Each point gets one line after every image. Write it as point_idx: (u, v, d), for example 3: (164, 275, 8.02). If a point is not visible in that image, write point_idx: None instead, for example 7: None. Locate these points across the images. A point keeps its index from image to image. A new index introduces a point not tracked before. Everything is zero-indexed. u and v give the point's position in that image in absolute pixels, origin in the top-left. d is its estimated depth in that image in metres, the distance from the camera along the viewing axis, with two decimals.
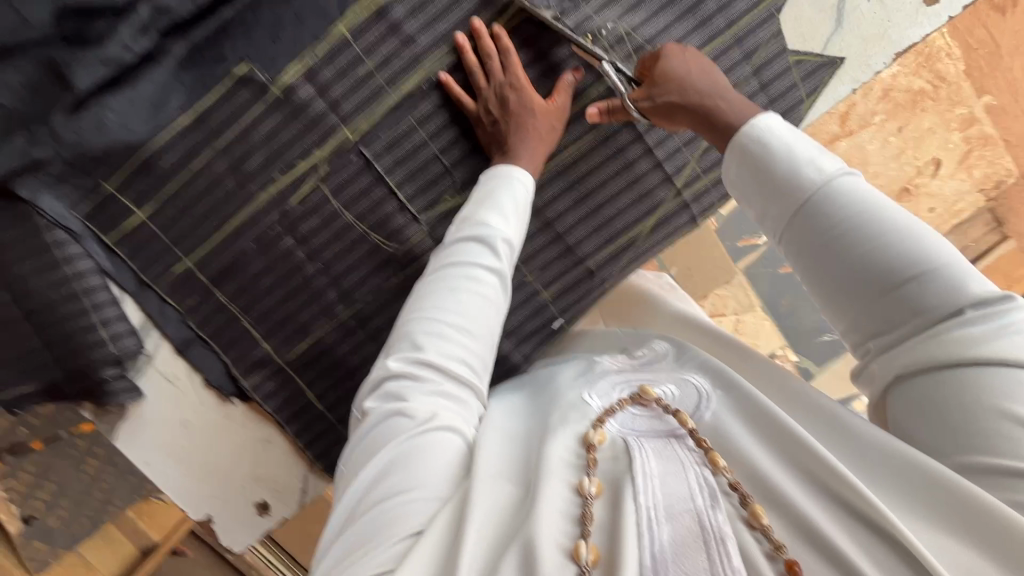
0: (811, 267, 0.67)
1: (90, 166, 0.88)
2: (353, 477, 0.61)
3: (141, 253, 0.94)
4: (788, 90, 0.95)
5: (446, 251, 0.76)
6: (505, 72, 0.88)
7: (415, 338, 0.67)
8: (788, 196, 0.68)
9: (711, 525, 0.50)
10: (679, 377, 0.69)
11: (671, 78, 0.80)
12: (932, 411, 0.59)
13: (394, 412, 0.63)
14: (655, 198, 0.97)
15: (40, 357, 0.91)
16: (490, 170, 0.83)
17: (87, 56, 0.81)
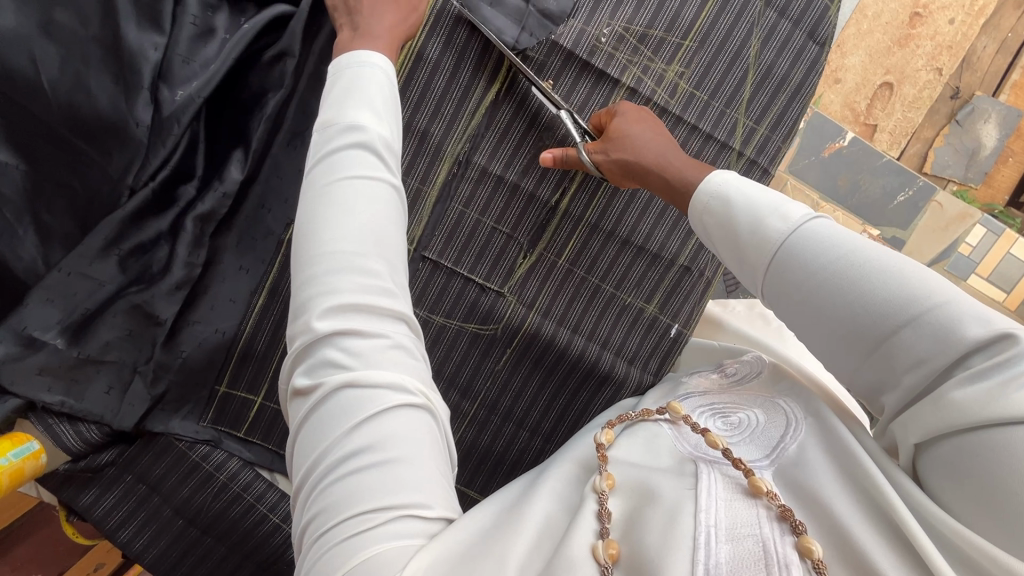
0: (798, 324, 0.58)
1: (201, 378, 0.92)
2: (313, 471, 0.49)
3: (273, 433, 0.96)
4: (809, 5, 0.90)
5: (324, 170, 0.58)
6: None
7: (329, 284, 0.52)
8: (754, 254, 0.59)
9: (776, 552, 0.47)
10: (767, 402, 0.62)
11: (630, 138, 0.77)
12: (965, 480, 0.47)
13: (345, 384, 0.49)
14: (721, 166, 0.90)
15: (230, 562, 0.95)
16: (349, 59, 0.63)
17: (163, 288, 0.86)
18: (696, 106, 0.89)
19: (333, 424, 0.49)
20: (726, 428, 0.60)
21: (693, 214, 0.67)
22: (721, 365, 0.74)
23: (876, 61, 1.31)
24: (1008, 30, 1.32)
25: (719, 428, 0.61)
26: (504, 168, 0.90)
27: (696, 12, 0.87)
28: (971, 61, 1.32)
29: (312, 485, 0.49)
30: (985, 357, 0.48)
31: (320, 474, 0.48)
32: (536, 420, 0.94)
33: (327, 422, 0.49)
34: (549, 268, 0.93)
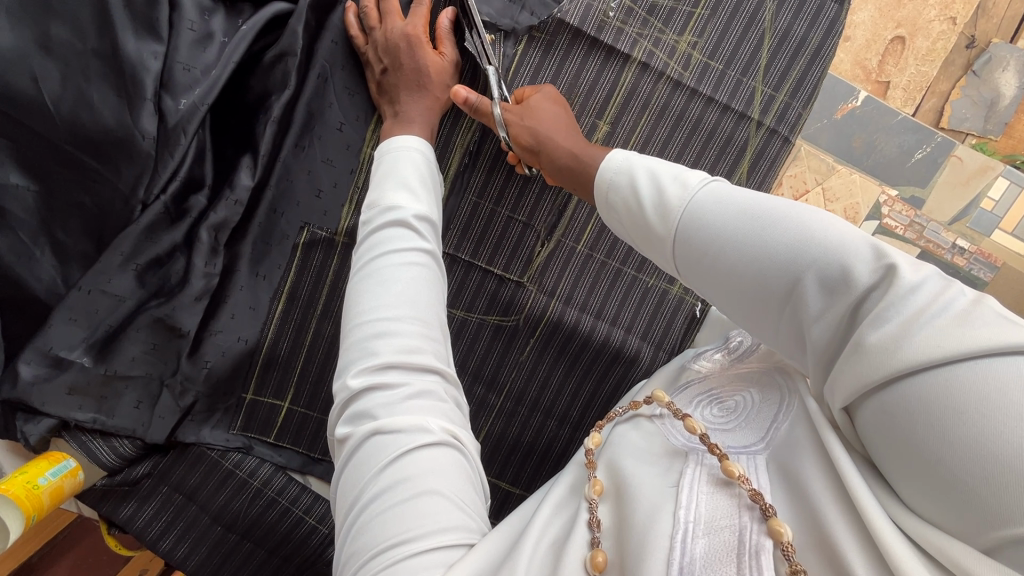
0: (716, 295, 0.55)
1: (229, 386, 0.92)
2: (347, 512, 0.52)
3: (302, 436, 0.97)
4: None
5: (367, 246, 0.65)
6: (401, 19, 0.80)
7: (365, 344, 0.57)
8: (662, 231, 0.57)
9: (750, 538, 0.44)
10: (763, 375, 0.58)
11: (544, 114, 0.75)
12: (893, 445, 0.41)
13: (373, 431, 0.53)
14: (740, 139, 0.86)
15: (271, 565, 0.96)
16: (394, 144, 0.72)
17: (183, 300, 0.85)
18: (712, 76, 0.85)
19: (364, 466, 0.52)
20: (715, 418, 0.57)
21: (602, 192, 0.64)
22: (726, 339, 0.70)
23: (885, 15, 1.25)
24: None
25: (713, 415, 0.57)
26: None
27: None
28: (986, 7, 1.26)
29: (344, 527, 0.52)
30: (880, 297, 0.44)
31: (351, 517, 0.52)
32: (564, 409, 0.92)
33: (359, 465, 0.53)
34: (568, 255, 0.92)
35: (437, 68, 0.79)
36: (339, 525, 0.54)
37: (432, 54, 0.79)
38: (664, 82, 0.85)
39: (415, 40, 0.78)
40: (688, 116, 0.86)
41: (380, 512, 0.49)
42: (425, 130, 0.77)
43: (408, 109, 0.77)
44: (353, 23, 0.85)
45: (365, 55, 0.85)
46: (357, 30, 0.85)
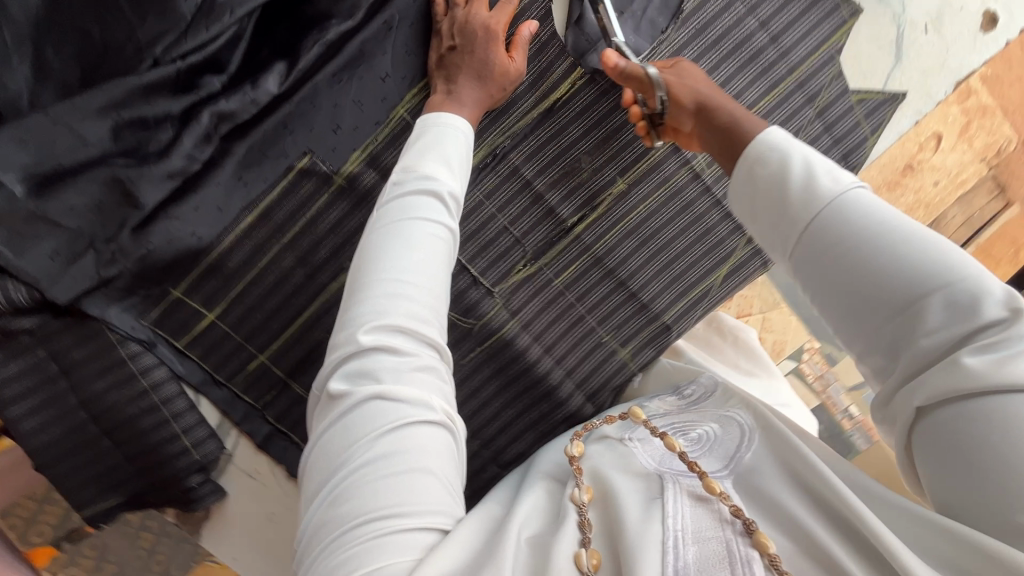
0: (830, 291, 0.55)
1: (160, 275, 0.85)
2: (332, 476, 0.50)
3: (213, 353, 0.91)
4: (852, 129, 0.95)
5: (393, 208, 0.64)
6: (486, 9, 0.82)
7: (377, 303, 0.56)
8: (793, 213, 0.57)
9: (738, 549, 0.49)
10: (721, 416, 0.66)
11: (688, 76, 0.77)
12: (949, 457, 0.47)
13: (376, 395, 0.52)
14: (727, 247, 0.94)
15: (121, 471, 0.89)
16: (440, 119, 0.73)
17: (153, 172, 0.80)
18: (728, 183, 0.92)
19: (357, 429, 0.51)
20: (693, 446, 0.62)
21: (736, 171, 0.63)
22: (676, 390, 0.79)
23: None
24: None
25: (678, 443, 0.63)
26: (535, 174, 0.90)
27: (760, 97, 0.90)
28: None
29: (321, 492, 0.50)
30: (998, 331, 0.48)
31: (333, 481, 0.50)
32: (480, 423, 0.93)
33: (350, 429, 0.51)
34: (543, 285, 0.93)
35: (503, 67, 0.81)
36: (313, 489, 0.52)
37: (503, 53, 0.81)
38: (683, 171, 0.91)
39: (491, 35, 0.80)
40: (692, 209, 0.92)
41: (369, 480, 0.49)
42: (472, 118, 0.78)
43: (462, 93, 0.78)
44: None
45: (438, 25, 0.86)
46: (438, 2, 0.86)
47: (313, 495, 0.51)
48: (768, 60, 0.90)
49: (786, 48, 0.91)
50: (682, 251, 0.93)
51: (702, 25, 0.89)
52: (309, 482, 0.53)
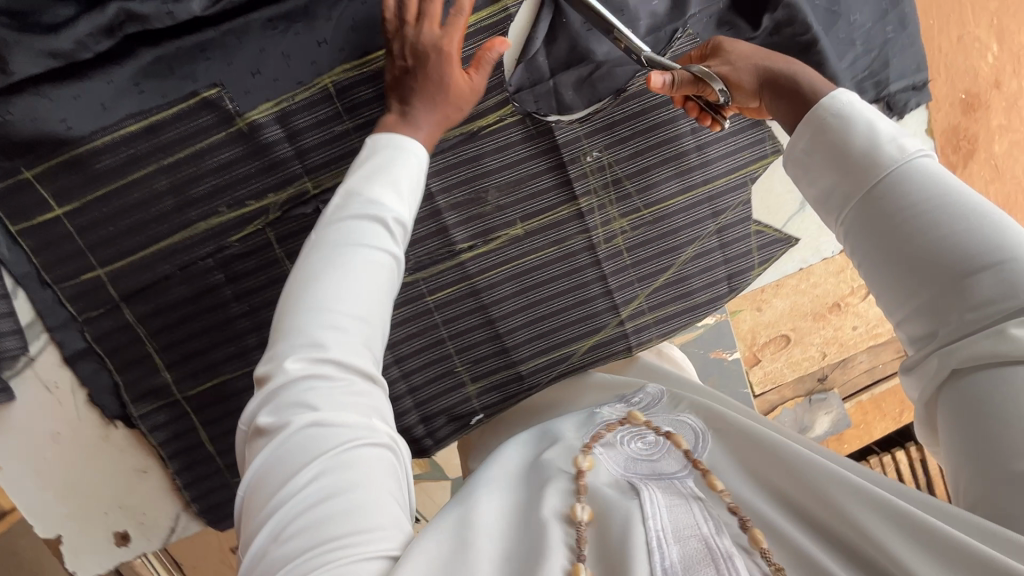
0: (888, 272, 0.58)
1: (12, 151, 0.78)
2: (269, 516, 0.48)
3: (47, 249, 0.83)
4: (742, 254, 0.97)
5: (330, 231, 0.60)
6: (437, 27, 0.75)
7: (308, 332, 0.54)
8: (861, 172, 0.59)
9: (718, 546, 0.49)
10: (673, 418, 0.66)
11: (737, 52, 0.74)
12: (963, 419, 0.51)
13: (310, 424, 0.50)
14: (597, 322, 0.96)
15: None
16: (393, 138, 0.68)
17: (30, 45, 0.74)
18: (618, 262, 0.94)
19: (293, 460, 0.49)
20: (657, 427, 0.64)
21: (789, 146, 0.64)
22: (621, 397, 0.76)
23: (789, 318, 1.33)
24: (882, 359, 1.50)
25: (636, 448, 0.62)
26: (440, 190, 0.87)
27: (669, 195, 0.92)
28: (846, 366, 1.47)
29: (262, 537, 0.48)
30: None
31: (270, 523, 0.48)
32: None
33: (285, 462, 0.49)
34: (413, 298, 0.90)
35: (461, 86, 0.76)
36: (252, 532, 0.49)
37: (461, 74, 0.76)
38: (580, 237, 0.92)
39: (451, 55, 0.74)
40: (578, 274, 0.94)
41: (309, 514, 0.47)
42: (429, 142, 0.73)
43: (418, 115, 0.73)
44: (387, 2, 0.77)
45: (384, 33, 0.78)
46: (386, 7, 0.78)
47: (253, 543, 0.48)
48: (688, 163, 0.91)
49: (709, 159, 0.92)
50: (556, 311, 0.94)
51: (637, 108, 0.89)
52: (248, 527, 0.50)
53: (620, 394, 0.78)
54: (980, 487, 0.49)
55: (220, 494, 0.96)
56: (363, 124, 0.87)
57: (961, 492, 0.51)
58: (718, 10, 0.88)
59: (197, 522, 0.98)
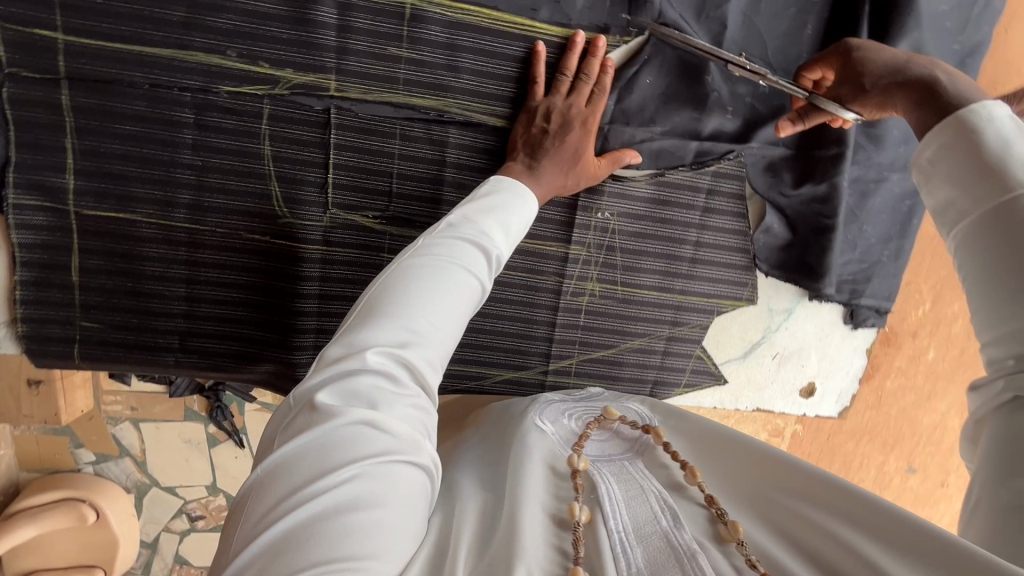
0: (984, 296, 0.53)
1: None
2: (292, 501, 0.45)
3: None
4: (677, 370, 0.99)
5: (441, 243, 0.62)
6: (586, 106, 0.80)
7: (388, 324, 0.54)
8: (987, 187, 0.53)
9: (680, 543, 0.54)
10: (622, 403, 0.81)
11: (876, 59, 0.70)
12: (1012, 443, 0.48)
13: (366, 421, 0.49)
14: (524, 361, 0.94)
15: None
16: (511, 182, 0.74)
17: None
18: (572, 318, 0.94)
19: (336, 454, 0.47)
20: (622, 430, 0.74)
21: (917, 149, 0.59)
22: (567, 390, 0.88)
23: None
24: None
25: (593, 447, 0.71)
26: (454, 163, 0.85)
27: (646, 285, 0.94)
28: None
29: (273, 523, 0.44)
30: None
31: (288, 511, 0.44)
32: (204, 294, 0.85)
33: (326, 451, 0.47)
34: (371, 246, 0.87)
35: (590, 167, 0.81)
36: (261, 515, 0.45)
37: (595, 159, 0.82)
38: (553, 279, 0.91)
39: (586, 126, 0.79)
40: (531, 309, 0.92)
41: (335, 515, 0.44)
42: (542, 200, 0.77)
43: (546, 176, 0.77)
44: (539, 73, 0.81)
45: (535, 99, 0.81)
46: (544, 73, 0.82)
47: (259, 528, 0.44)
48: (677, 267, 0.94)
49: (696, 274, 0.95)
50: (495, 332, 0.92)
51: (663, 196, 0.90)
52: (254, 508, 0.46)
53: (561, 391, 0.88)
54: (998, 512, 0.47)
55: (57, 332, 0.83)
56: (417, 61, 0.80)
57: (975, 514, 0.49)
58: (773, 157, 0.90)
59: (11, 348, 0.83)
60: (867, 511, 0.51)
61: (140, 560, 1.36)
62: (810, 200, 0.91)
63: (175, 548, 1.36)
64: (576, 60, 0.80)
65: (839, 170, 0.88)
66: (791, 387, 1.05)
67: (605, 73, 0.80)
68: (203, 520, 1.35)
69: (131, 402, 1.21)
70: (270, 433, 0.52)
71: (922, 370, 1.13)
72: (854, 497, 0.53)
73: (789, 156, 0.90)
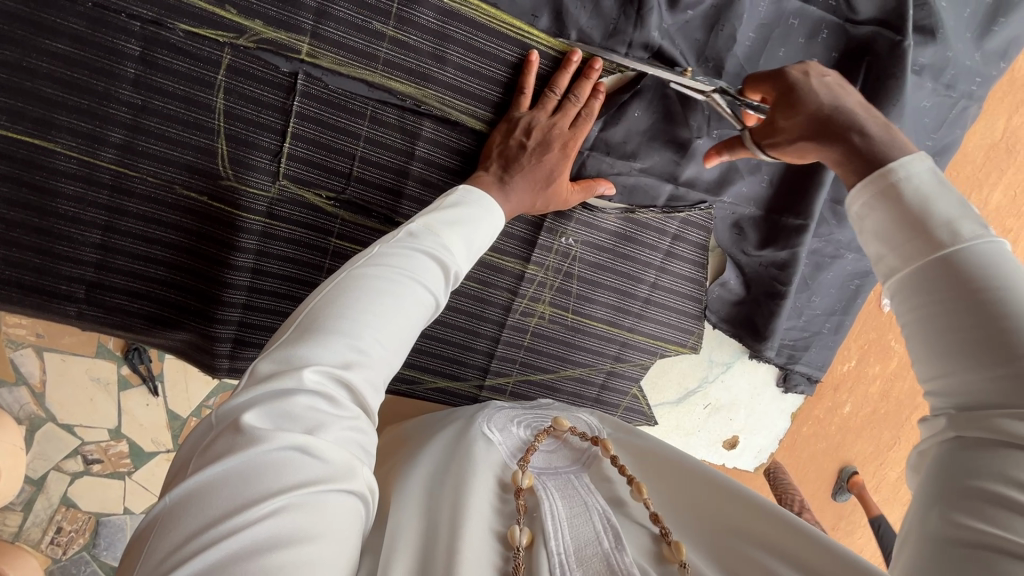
0: (925, 343, 0.51)
1: None
2: (211, 535, 0.43)
3: None
4: (611, 404, 0.99)
5: (401, 258, 0.63)
6: (569, 127, 0.77)
7: (333, 341, 0.55)
8: (920, 242, 0.52)
9: (619, 565, 0.56)
10: (573, 414, 0.84)
11: (803, 103, 0.67)
12: (947, 476, 0.47)
13: (296, 446, 0.48)
14: (462, 372, 0.91)
15: None
16: (479, 193, 0.73)
17: None
18: (518, 337, 0.91)
19: (261, 483, 0.46)
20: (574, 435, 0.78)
21: (850, 202, 0.58)
22: (520, 403, 0.88)
23: None
24: None
25: (535, 462, 0.73)
26: (423, 158, 0.81)
27: (597, 317, 0.93)
28: None
29: (184, 560, 0.42)
30: None
31: (203, 547, 0.43)
32: (122, 246, 0.76)
33: (250, 480, 0.46)
34: (321, 227, 0.82)
35: (562, 192, 0.79)
36: (169, 549, 0.43)
37: (569, 185, 0.79)
38: (505, 295, 0.89)
39: (566, 150, 0.76)
40: (478, 322, 0.89)
41: (255, 551, 0.43)
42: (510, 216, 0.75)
43: (518, 193, 0.74)
44: (528, 83, 0.77)
45: (519, 112, 0.78)
46: (533, 84, 0.79)
47: (168, 564, 0.43)
48: (630, 305, 0.93)
49: (647, 313, 0.94)
50: (436, 338, 0.88)
51: (629, 233, 0.90)
52: (162, 540, 0.44)
53: (511, 403, 0.88)
54: (927, 542, 0.45)
55: None
56: (402, 43, 0.75)
57: (907, 543, 0.47)
58: (741, 215, 0.91)
59: None
60: (804, 547, 0.55)
61: (19, 497, 1.16)
62: (769, 263, 0.92)
63: (63, 488, 1.17)
64: (568, 77, 0.77)
65: (802, 240, 0.89)
66: (715, 437, 1.07)
67: (595, 97, 0.77)
68: (100, 464, 1.18)
69: (38, 327, 1.07)
70: (187, 456, 0.51)
71: (835, 423, 1.11)
72: (796, 532, 0.56)
73: (757, 217, 0.91)
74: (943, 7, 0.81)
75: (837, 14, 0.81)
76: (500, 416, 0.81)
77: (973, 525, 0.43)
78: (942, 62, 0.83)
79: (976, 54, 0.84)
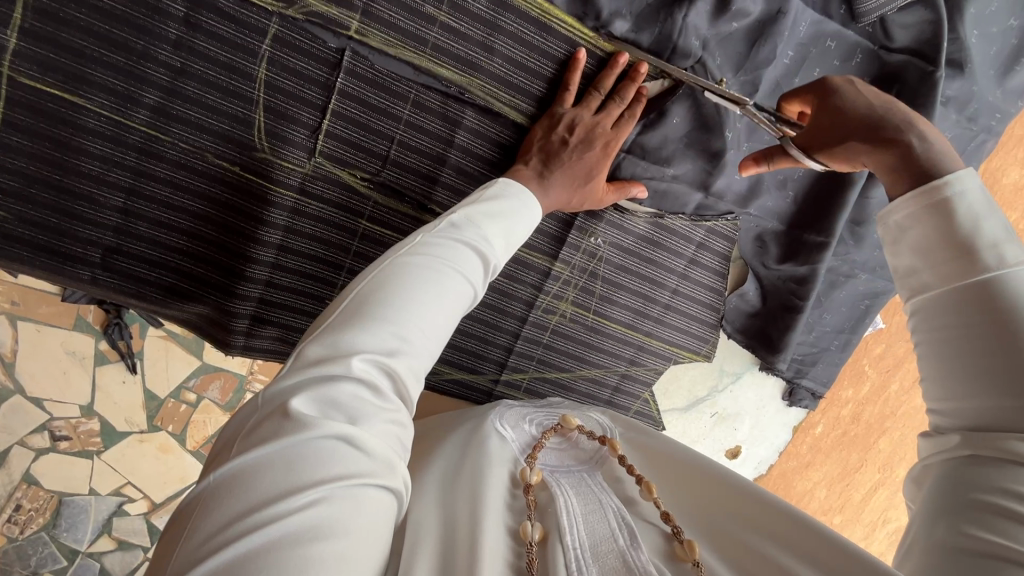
0: (947, 363, 0.53)
1: None
2: (251, 521, 0.42)
3: None
4: (620, 405, 0.99)
5: (441, 247, 0.62)
6: (609, 128, 0.77)
7: (381, 328, 0.54)
8: (965, 264, 0.53)
9: (635, 561, 0.55)
10: (585, 415, 0.83)
11: (846, 106, 0.67)
12: (956, 490, 0.48)
13: (340, 436, 0.47)
14: (479, 365, 0.91)
15: None
16: (521, 189, 0.72)
17: None
18: (538, 334, 0.91)
19: (307, 470, 0.44)
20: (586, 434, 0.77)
21: (890, 211, 0.58)
22: (535, 400, 0.88)
23: None
24: None
25: (550, 461, 0.72)
26: (461, 147, 0.80)
27: (616, 318, 0.93)
28: None
29: (225, 545, 0.41)
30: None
31: (243, 533, 0.41)
32: (144, 212, 0.74)
33: (294, 467, 0.44)
34: (351, 210, 0.80)
35: (598, 192, 0.79)
36: (208, 533, 0.42)
37: (604, 185, 0.80)
38: (529, 290, 0.89)
39: (607, 149, 0.76)
40: (499, 315, 0.89)
41: (295, 542, 0.41)
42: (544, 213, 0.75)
43: (554, 191, 0.74)
44: (572, 82, 0.78)
45: (560, 110, 0.78)
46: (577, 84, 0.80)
47: (208, 547, 0.41)
48: (650, 309, 0.94)
49: (664, 318, 0.95)
50: (464, 332, 0.88)
51: (655, 237, 0.91)
52: (202, 522, 0.42)
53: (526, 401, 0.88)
54: (937, 552, 0.45)
55: None
56: (452, 29, 0.74)
57: (912, 554, 0.47)
58: (763, 228, 0.93)
59: None
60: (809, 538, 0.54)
61: None
62: (787, 277, 0.94)
63: (26, 465, 1.09)
64: (611, 80, 0.78)
65: (821, 257, 0.91)
66: (719, 446, 1.08)
67: (637, 101, 0.78)
68: (68, 442, 1.11)
69: (14, 295, 1.02)
70: (229, 438, 0.49)
71: (809, 443, 1.13)
72: (781, 518, 0.57)
73: (779, 231, 0.93)
74: (972, 42, 0.84)
75: (872, 41, 0.84)
76: (514, 413, 0.80)
77: (982, 535, 0.43)
78: (967, 96, 0.86)
79: (998, 90, 0.88)
